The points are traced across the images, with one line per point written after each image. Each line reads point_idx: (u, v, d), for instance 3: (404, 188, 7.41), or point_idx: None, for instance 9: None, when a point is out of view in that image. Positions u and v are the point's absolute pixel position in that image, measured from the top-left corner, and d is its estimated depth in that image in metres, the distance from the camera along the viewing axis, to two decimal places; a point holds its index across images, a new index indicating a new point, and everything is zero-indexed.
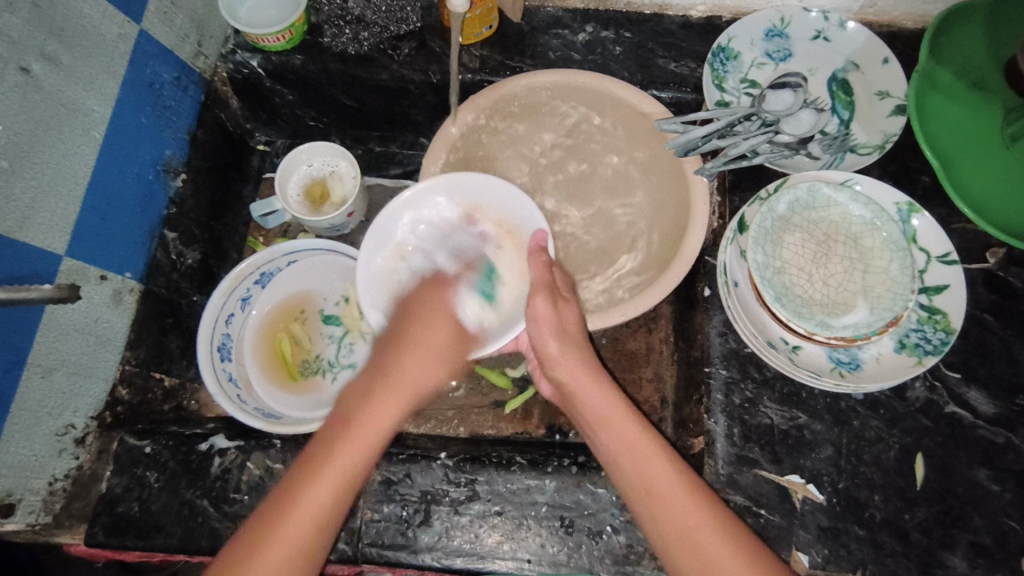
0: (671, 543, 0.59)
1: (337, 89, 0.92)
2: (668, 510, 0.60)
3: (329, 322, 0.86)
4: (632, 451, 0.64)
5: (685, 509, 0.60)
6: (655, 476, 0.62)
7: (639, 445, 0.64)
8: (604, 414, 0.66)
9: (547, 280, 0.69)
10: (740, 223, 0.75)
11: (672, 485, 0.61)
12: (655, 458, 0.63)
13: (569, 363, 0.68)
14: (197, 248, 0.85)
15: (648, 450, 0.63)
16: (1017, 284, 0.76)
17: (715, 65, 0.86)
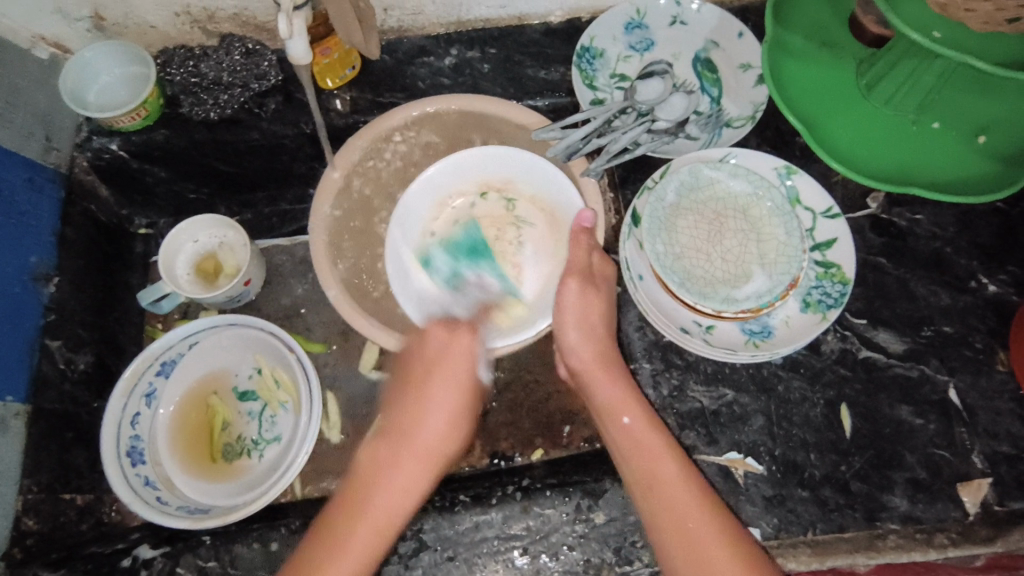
0: (674, 542, 0.58)
1: (212, 158, 0.88)
2: (670, 507, 0.60)
3: (244, 399, 0.81)
4: (640, 447, 0.64)
5: (691, 510, 0.59)
6: (660, 474, 0.61)
7: (647, 440, 0.64)
8: (612, 409, 0.66)
9: (582, 263, 0.72)
10: (633, 217, 0.75)
11: (676, 482, 0.61)
12: (663, 454, 0.62)
13: (586, 361, 0.70)
14: (88, 350, 0.80)
15: (653, 447, 0.63)
16: (900, 222, 0.80)
17: (581, 66, 0.87)
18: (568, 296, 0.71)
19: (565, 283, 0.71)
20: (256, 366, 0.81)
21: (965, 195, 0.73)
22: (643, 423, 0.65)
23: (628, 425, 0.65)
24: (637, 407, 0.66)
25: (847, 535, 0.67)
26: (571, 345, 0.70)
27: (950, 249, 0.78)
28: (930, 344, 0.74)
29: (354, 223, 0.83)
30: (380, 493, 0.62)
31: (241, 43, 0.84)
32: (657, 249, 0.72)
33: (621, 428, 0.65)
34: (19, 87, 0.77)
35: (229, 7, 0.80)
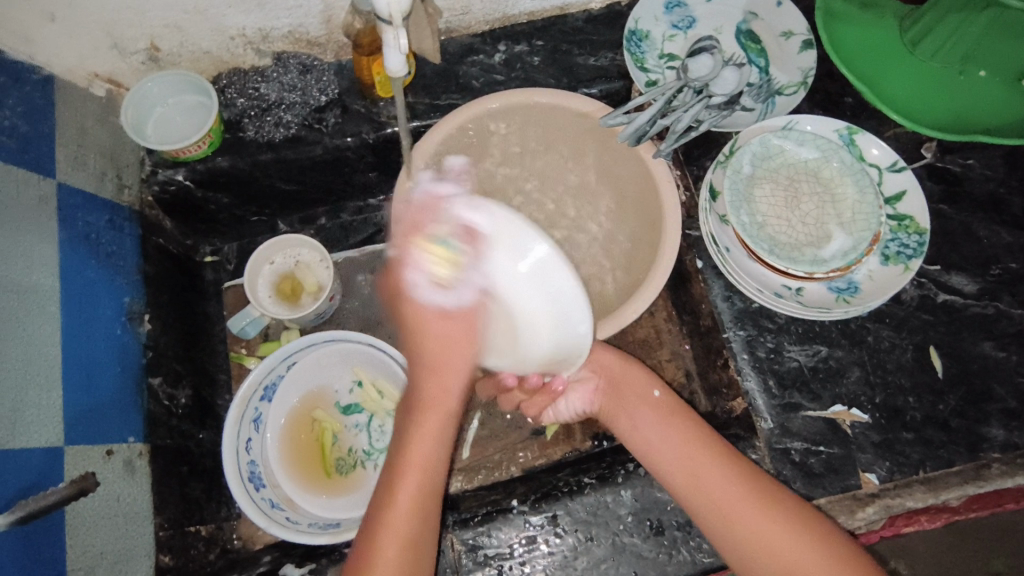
0: (697, 496, 0.64)
1: (275, 178, 0.88)
2: (696, 476, 0.64)
3: (349, 412, 0.83)
4: (654, 420, 0.70)
5: (712, 469, 0.64)
6: (683, 447, 0.67)
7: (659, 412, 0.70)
8: (640, 389, 0.73)
9: None
10: (711, 191, 0.78)
11: (684, 451, 0.66)
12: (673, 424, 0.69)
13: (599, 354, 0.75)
14: (186, 384, 0.80)
15: (683, 426, 0.68)
16: (955, 169, 0.83)
17: (631, 49, 0.88)
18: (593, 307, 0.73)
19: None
20: (355, 379, 0.83)
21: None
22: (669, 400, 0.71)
23: (661, 400, 0.71)
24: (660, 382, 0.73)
25: (955, 469, 0.71)
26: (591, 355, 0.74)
27: (1004, 189, 0.82)
28: (1001, 281, 0.78)
29: None
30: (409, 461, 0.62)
31: (295, 60, 0.84)
32: (738, 215, 0.75)
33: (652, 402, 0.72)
34: (86, 127, 0.76)
35: (284, 26, 0.80)
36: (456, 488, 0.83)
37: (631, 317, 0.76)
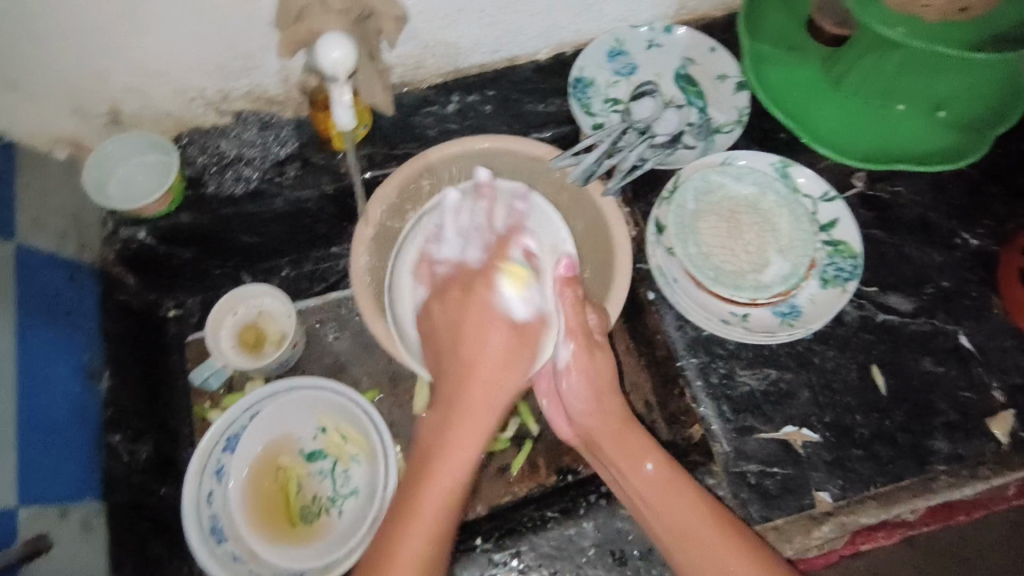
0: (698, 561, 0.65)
1: (239, 231, 0.91)
2: (710, 561, 0.65)
3: (313, 459, 0.83)
4: (659, 490, 0.68)
5: (722, 552, 0.65)
6: (689, 530, 0.66)
7: (676, 489, 0.68)
8: (637, 456, 0.70)
9: (580, 326, 0.71)
10: (657, 226, 0.82)
11: (705, 528, 0.66)
12: (687, 497, 0.68)
13: (580, 399, 0.73)
14: (147, 439, 0.79)
15: (695, 516, 0.67)
16: (885, 196, 0.88)
17: (577, 96, 0.94)
18: (574, 371, 0.73)
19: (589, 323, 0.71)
20: (319, 426, 0.83)
21: (929, 167, 0.83)
22: (667, 472, 0.69)
23: (656, 474, 0.69)
24: (656, 451, 0.71)
25: (905, 483, 0.73)
26: (584, 413, 0.73)
27: (932, 213, 0.87)
28: (935, 300, 0.82)
29: None
30: (442, 478, 0.65)
31: (254, 117, 0.87)
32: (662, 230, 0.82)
33: (648, 477, 0.69)
34: (47, 189, 0.78)
35: (243, 86, 0.83)
36: None
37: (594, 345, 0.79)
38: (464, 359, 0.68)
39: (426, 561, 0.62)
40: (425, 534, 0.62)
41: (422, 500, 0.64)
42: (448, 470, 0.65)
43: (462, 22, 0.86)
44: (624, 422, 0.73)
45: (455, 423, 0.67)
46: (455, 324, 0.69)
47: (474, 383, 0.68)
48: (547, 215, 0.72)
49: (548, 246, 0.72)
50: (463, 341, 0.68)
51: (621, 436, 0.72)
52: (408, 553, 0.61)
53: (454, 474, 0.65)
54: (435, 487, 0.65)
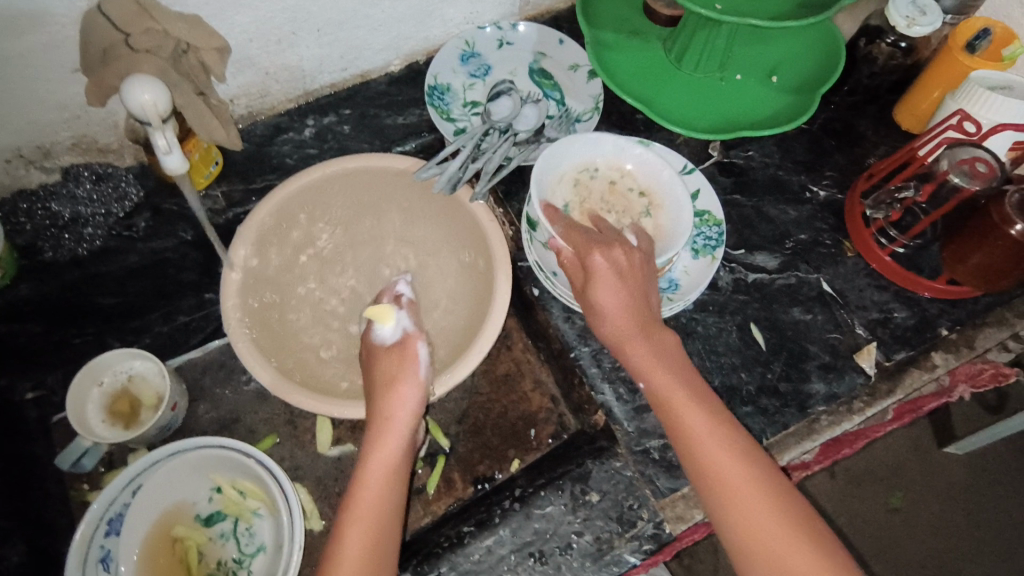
0: (733, 523, 0.60)
1: (94, 292, 0.85)
2: (739, 504, 0.60)
3: (212, 522, 0.78)
4: (698, 437, 0.64)
5: (759, 498, 0.60)
6: (726, 473, 0.62)
7: (707, 436, 0.64)
8: (688, 394, 0.67)
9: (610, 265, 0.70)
10: (529, 222, 0.82)
11: (736, 472, 0.62)
12: (723, 441, 0.63)
13: (627, 329, 0.70)
14: (16, 539, 0.71)
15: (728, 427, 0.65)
16: (739, 162, 0.93)
17: (435, 104, 0.92)
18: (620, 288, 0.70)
19: (607, 273, 0.70)
20: (215, 485, 0.79)
21: (760, 131, 0.86)
22: (712, 418, 0.65)
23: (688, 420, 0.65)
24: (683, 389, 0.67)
25: (792, 429, 0.78)
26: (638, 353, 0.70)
27: (782, 172, 0.92)
28: (795, 253, 0.87)
29: (269, 313, 0.82)
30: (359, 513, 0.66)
31: (86, 170, 0.83)
32: (595, 180, 0.83)
33: (701, 435, 0.64)
34: None
35: (67, 139, 0.78)
36: None
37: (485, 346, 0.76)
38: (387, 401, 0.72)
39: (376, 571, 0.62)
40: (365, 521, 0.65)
41: (352, 520, 0.65)
42: (377, 458, 0.70)
43: (300, 44, 0.83)
44: (676, 368, 0.69)
45: (376, 447, 0.70)
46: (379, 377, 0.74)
47: (380, 429, 0.71)
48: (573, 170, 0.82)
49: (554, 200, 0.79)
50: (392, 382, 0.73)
51: (677, 369, 0.68)
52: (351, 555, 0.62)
53: (382, 472, 0.69)
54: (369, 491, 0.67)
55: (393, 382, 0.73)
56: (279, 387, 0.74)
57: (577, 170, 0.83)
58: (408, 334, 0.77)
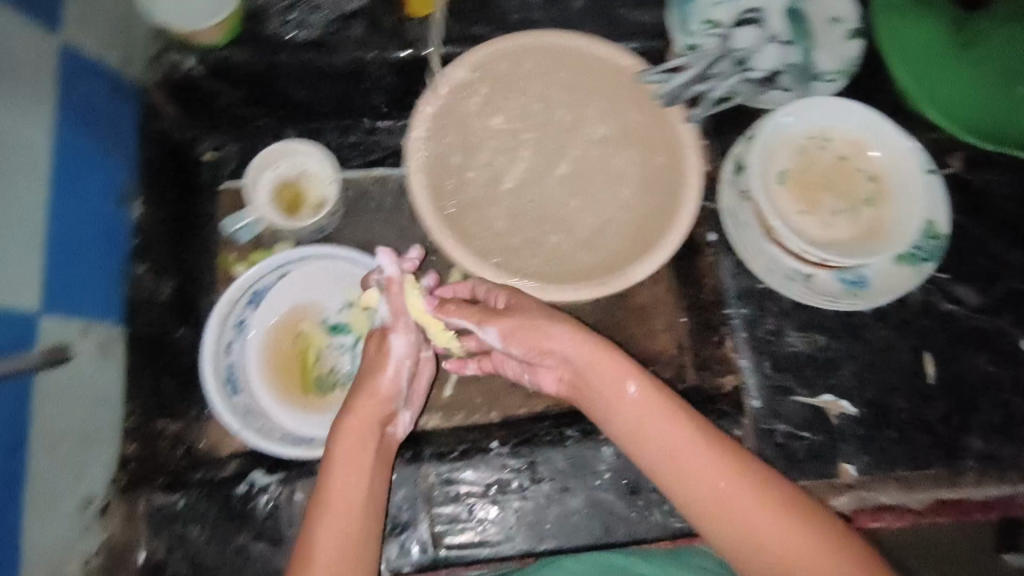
0: (725, 530, 0.53)
1: (290, 83, 0.83)
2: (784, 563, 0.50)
3: (336, 333, 0.81)
4: (722, 500, 0.53)
5: (815, 553, 0.49)
6: (755, 526, 0.51)
7: (730, 496, 0.53)
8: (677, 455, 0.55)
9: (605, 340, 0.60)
10: (735, 165, 0.77)
11: (777, 533, 0.51)
12: (746, 498, 0.52)
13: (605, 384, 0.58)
14: (171, 278, 0.77)
15: (688, 443, 0.55)
16: (978, 182, 0.81)
17: (675, 11, 0.84)
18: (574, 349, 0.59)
19: (553, 322, 0.60)
20: (347, 300, 0.82)
21: None
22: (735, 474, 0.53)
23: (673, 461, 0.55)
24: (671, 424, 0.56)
25: (931, 472, 0.72)
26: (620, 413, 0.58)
27: None
28: (1007, 299, 0.77)
29: (451, 160, 0.79)
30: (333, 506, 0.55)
31: None
32: (824, 151, 0.76)
33: (628, 403, 0.57)
34: None
35: None
36: (432, 426, 0.82)
37: (654, 265, 0.72)
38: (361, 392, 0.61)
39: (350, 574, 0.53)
40: (342, 517, 0.55)
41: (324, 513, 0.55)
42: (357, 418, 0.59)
43: None
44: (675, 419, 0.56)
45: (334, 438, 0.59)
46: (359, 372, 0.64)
47: (365, 393, 0.61)
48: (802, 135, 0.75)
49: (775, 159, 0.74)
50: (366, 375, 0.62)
51: (661, 429, 0.56)
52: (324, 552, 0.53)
53: (361, 448, 0.58)
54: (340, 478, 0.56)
55: (371, 371, 0.62)
56: (452, 248, 0.72)
57: (808, 136, 0.75)
58: (387, 322, 0.65)
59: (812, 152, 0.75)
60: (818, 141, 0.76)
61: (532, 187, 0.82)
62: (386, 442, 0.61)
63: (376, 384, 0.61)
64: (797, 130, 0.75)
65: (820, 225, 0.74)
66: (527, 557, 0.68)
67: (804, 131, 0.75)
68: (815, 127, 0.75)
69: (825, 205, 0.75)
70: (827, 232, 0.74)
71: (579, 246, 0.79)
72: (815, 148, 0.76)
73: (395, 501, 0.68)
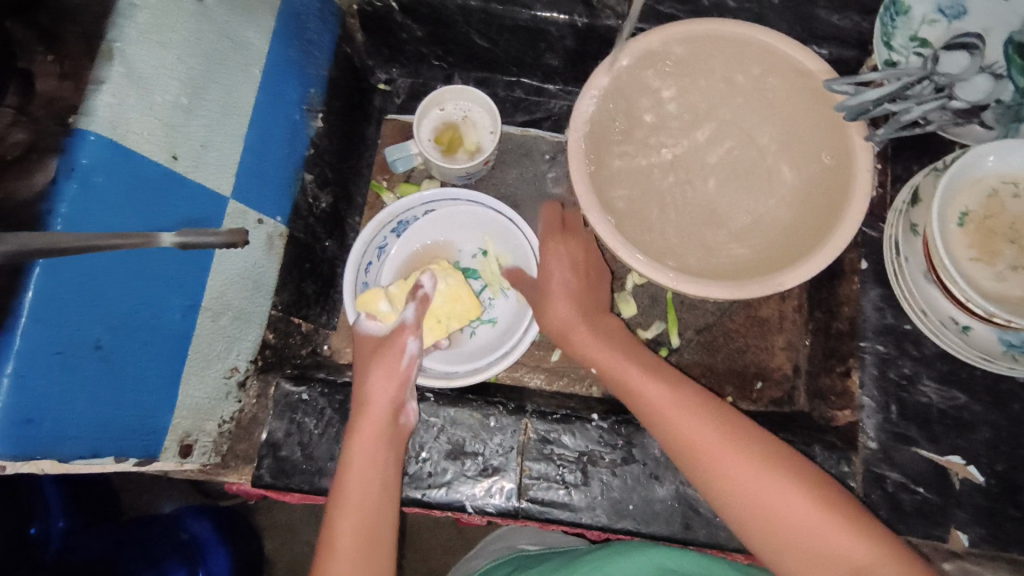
0: (745, 513, 0.55)
1: (473, 29, 0.86)
2: (793, 538, 0.52)
3: (466, 275, 0.84)
4: (742, 480, 0.55)
5: (830, 528, 0.51)
6: (771, 503, 0.54)
7: (744, 470, 0.55)
8: (700, 436, 0.58)
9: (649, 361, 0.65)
10: (912, 195, 0.71)
11: (793, 508, 0.53)
12: (762, 472, 0.55)
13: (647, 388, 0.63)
14: (329, 192, 0.84)
15: (710, 432, 0.58)
16: None
17: (884, 20, 0.79)
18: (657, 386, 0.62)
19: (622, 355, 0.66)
20: (482, 247, 0.85)
21: None
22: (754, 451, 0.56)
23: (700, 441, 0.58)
24: (697, 414, 0.60)
25: None
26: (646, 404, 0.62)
27: None
28: None
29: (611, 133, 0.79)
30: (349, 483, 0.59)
31: None
32: (1016, 198, 0.68)
33: (644, 393, 0.62)
34: None
35: None
36: (534, 384, 0.85)
37: (801, 278, 0.69)
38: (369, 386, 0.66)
39: (373, 545, 0.56)
40: (363, 493, 0.58)
41: (346, 490, 0.59)
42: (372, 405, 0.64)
43: None
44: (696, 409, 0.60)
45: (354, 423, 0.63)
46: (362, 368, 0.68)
47: (376, 382, 0.65)
48: (984, 175, 0.68)
49: (950, 195, 0.68)
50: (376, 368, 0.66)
51: (687, 410, 0.60)
52: (344, 520, 0.56)
53: (372, 443, 0.62)
54: (357, 472, 0.60)
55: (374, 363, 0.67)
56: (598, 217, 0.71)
57: (1003, 179, 0.68)
58: (406, 324, 0.70)
59: (1002, 197, 0.68)
60: (1011, 186, 0.68)
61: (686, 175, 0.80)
62: (397, 430, 0.65)
63: (389, 374, 0.66)
64: (985, 168, 0.68)
65: (994, 279, 0.67)
66: (603, 531, 0.69)
67: (995, 173, 0.68)
68: (1007, 170, 0.68)
69: (1006, 258, 0.67)
70: (997, 287, 0.66)
71: (736, 240, 0.77)
72: (1006, 194, 0.68)
73: (491, 444, 0.72)
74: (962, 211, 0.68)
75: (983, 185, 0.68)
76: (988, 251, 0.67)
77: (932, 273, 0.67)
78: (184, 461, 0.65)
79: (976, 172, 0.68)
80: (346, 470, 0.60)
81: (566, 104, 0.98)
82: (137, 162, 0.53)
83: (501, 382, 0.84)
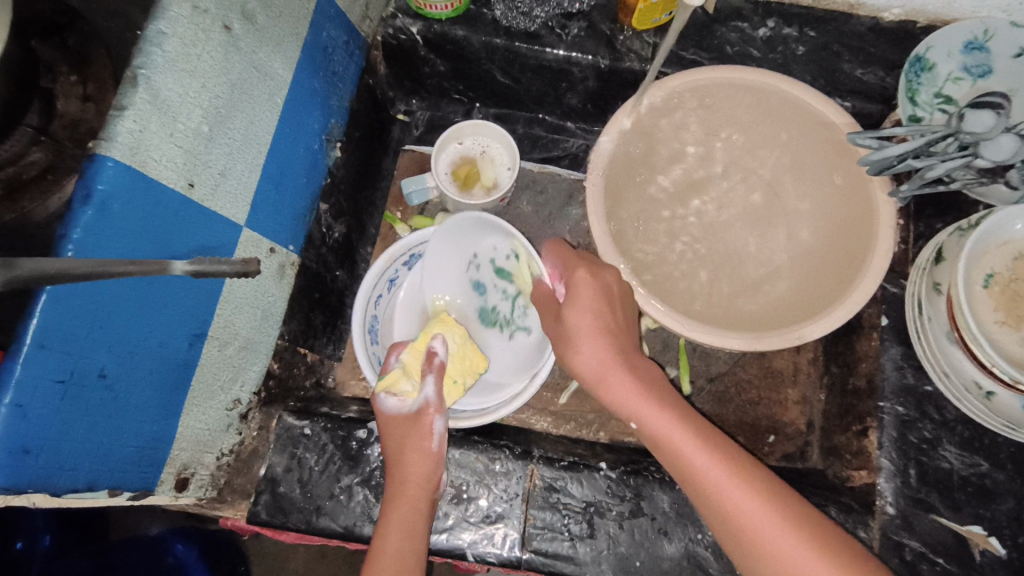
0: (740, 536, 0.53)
1: (496, 67, 0.86)
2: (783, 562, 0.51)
3: (500, 277, 0.74)
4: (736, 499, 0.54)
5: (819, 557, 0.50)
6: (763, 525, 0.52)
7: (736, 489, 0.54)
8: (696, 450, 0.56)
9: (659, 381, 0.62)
10: (936, 253, 0.69)
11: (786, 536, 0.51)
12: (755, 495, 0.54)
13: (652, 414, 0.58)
14: (343, 221, 0.83)
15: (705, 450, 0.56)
16: None
17: (908, 77, 0.79)
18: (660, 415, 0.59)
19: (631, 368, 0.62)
20: (514, 249, 0.73)
21: None
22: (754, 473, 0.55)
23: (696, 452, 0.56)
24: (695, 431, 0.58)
25: None
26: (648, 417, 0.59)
27: None
28: None
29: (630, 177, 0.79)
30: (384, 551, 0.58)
31: None
32: None
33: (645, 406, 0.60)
34: None
35: None
36: (541, 427, 0.84)
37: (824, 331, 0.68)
38: (405, 451, 0.65)
39: None
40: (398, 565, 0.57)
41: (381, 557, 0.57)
42: (408, 474, 0.64)
43: None
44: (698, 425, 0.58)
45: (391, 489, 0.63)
46: (395, 438, 0.66)
47: (413, 454, 0.64)
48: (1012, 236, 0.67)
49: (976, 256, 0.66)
50: (412, 438, 0.65)
51: (690, 421, 0.58)
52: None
53: (410, 513, 0.62)
54: (393, 542, 0.59)
55: (409, 437, 0.65)
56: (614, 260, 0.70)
57: None
58: (428, 403, 0.66)
59: None
60: None
61: (703, 223, 0.80)
62: (431, 502, 0.64)
63: (422, 449, 0.65)
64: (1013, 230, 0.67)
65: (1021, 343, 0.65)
66: None
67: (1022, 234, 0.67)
68: None
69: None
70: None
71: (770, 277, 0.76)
72: None
73: (495, 490, 0.69)
74: (988, 273, 0.67)
75: (1009, 246, 0.67)
76: (1014, 316, 0.66)
77: (958, 336, 0.65)
78: (180, 495, 0.63)
79: (1004, 233, 0.67)
80: (380, 543, 0.59)
81: (584, 143, 0.98)
82: (155, 190, 0.52)
83: (507, 424, 0.83)
